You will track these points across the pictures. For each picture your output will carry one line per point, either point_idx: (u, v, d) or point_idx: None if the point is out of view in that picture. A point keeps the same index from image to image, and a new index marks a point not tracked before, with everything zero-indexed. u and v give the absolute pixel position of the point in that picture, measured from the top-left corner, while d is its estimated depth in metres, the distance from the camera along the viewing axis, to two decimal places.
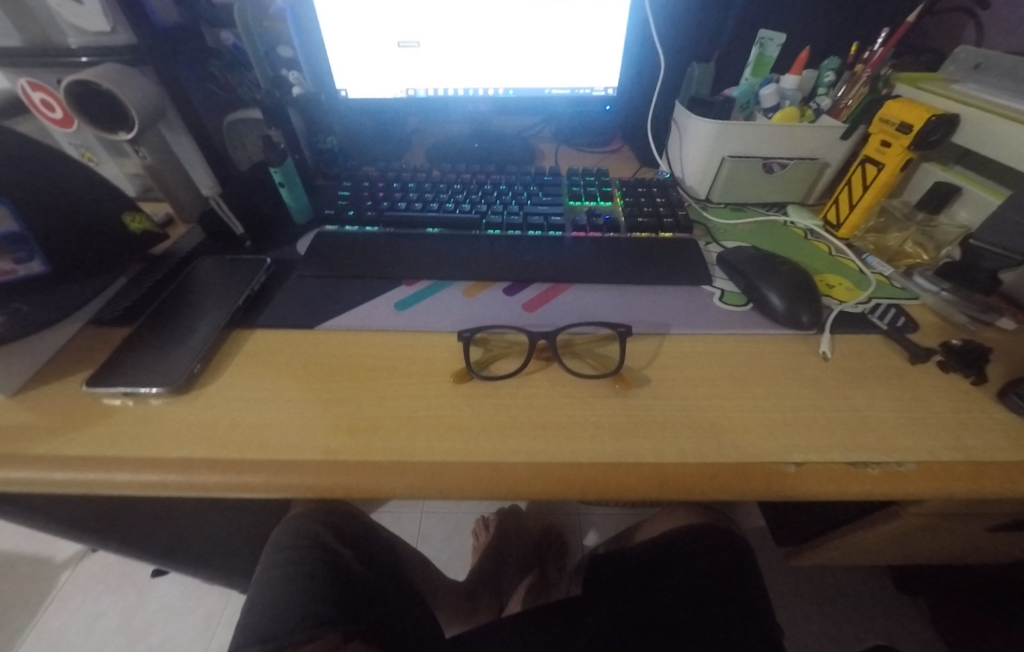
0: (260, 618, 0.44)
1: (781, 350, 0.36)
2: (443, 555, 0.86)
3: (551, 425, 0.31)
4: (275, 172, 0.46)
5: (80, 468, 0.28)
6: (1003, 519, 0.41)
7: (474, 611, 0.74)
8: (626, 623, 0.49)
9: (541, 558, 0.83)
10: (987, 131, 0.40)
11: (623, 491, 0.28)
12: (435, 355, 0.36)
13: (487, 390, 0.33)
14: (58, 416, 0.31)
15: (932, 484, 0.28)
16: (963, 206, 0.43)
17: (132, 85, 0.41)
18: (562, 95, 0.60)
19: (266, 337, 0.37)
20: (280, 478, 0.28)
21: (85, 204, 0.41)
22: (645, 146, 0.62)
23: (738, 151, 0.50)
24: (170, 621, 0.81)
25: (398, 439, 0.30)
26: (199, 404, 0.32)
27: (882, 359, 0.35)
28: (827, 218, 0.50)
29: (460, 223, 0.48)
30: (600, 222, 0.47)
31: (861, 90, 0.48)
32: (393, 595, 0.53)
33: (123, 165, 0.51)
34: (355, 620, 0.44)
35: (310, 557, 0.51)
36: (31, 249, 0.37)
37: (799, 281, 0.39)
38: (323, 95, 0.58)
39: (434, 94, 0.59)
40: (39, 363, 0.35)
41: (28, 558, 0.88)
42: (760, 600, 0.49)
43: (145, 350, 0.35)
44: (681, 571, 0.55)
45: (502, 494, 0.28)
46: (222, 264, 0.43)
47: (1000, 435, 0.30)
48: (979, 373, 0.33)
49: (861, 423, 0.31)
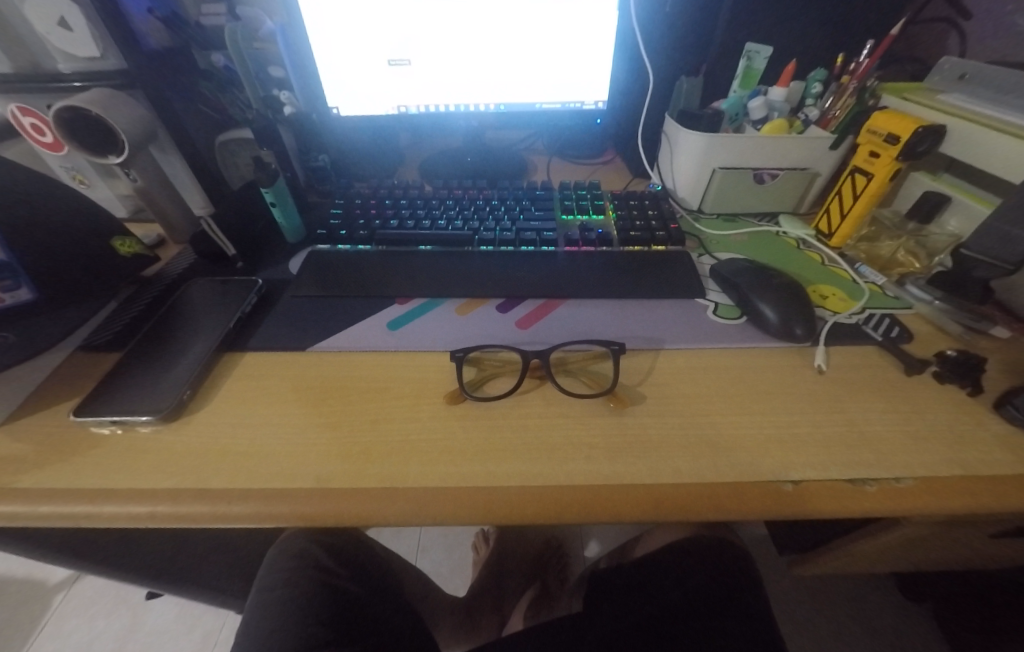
0: (261, 646, 0.43)
1: (776, 363, 0.36)
2: (442, 570, 0.85)
3: (546, 445, 0.30)
4: (267, 192, 0.46)
5: (65, 501, 0.28)
6: (1004, 528, 0.41)
7: (474, 628, 0.73)
8: (627, 636, 0.48)
9: (542, 571, 0.82)
10: (974, 141, 0.41)
11: (619, 514, 0.27)
12: (429, 376, 0.36)
13: (481, 410, 0.33)
14: (45, 446, 0.31)
15: (931, 500, 0.27)
16: (954, 216, 0.43)
17: (122, 109, 0.42)
18: (553, 110, 0.60)
19: (258, 361, 0.37)
20: (271, 507, 0.27)
21: (75, 229, 0.41)
22: (636, 158, 0.62)
23: (728, 163, 0.50)
24: (165, 644, 0.79)
25: (391, 463, 0.29)
26: (189, 431, 0.32)
27: (878, 371, 0.35)
28: (819, 228, 0.50)
29: (453, 239, 0.48)
30: (592, 236, 0.48)
31: (847, 102, 0.48)
32: (392, 614, 0.52)
33: (115, 186, 0.52)
34: (354, 642, 0.45)
35: (307, 578, 0.50)
36: (19, 277, 0.37)
37: (792, 293, 0.39)
38: (315, 114, 0.58)
39: (425, 111, 0.60)
40: (28, 392, 0.34)
41: (19, 581, 0.86)
42: (755, 613, 0.49)
43: (135, 376, 0.34)
44: (682, 583, 0.55)
45: (497, 520, 0.27)
46: (214, 286, 0.43)
47: (998, 447, 0.30)
48: (975, 384, 0.33)
49: (858, 437, 0.31)
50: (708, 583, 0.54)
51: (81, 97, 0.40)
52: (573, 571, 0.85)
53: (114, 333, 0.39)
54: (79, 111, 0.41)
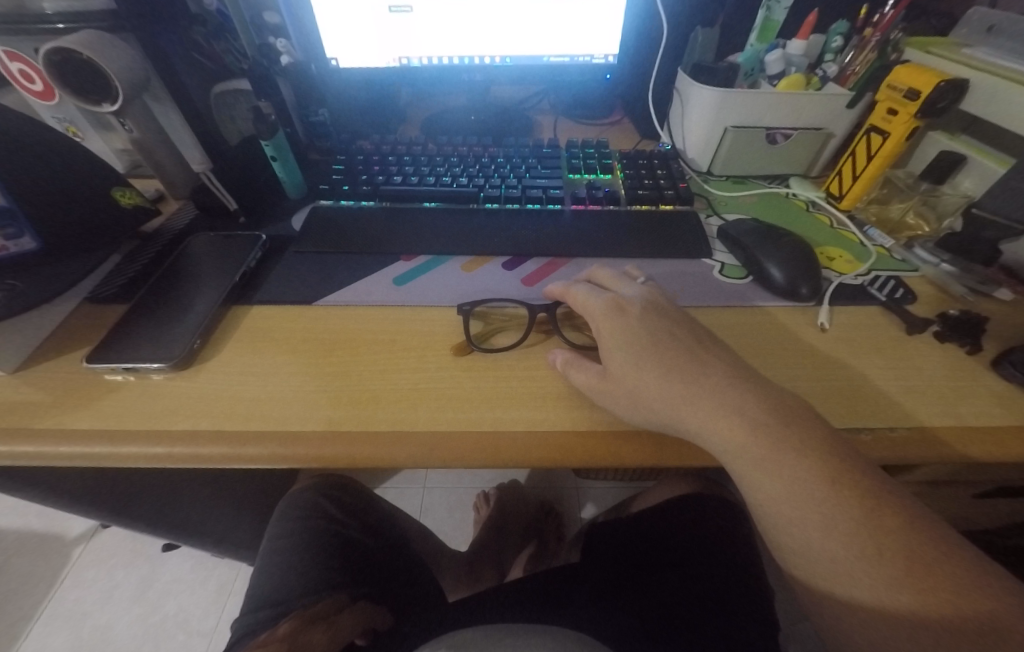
0: (277, 590, 0.48)
1: (780, 322, 0.37)
2: (445, 527, 0.89)
3: (551, 395, 0.31)
4: (267, 145, 0.45)
5: (85, 441, 0.28)
6: (992, 482, 0.43)
7: (476, 578, 0.76)
8: (623, 584, 0.51)
9: (540, 529, 0.85)
10: (998, 97, 0.40)
11: (620, 459, 0.29)
12: (435, 328, 0.36)
13: (489, 362, 0.33)
14: (62, 392, 0.31)
15: (923, 449, 0.28)
16: (968, 176, 0.43)
17: (113, 52, 0.40)
18: (561, 64, 0.58)
19: (265, 313, 0.37)
20: (286, 448, 0.28)
21: (75, 178, 0.40)
22: (646, 116, 0.61)
23: (741, 121, 0.49)
24: (183, 593, 0.84)
25: (400, 409, 0.30)
26: (201, 378, 0.32)
27: (881, 330, 0.36)
28: (830, 190, 0.50)
29: (457, 196, 0.47)
30: (600, 194, 0.47)
31: (869, 56, 0.46)
32: (403, 559, 0.56)
33: (110, 140, 0.50)
34: (365, 583, 0.49)
35: (317, 530, 0.54)
36: (20, 225, 0.36)
37: (801, 253, 0.39)
38: (313, 65, 0.57)
39: (428, 64, 0.58)
40: (40, 339, 0.35)
41: (41, 534, 0.90)
42: (743, 569, 0.53)
43: (145, 326, 0.35)
44: (677, 535, 0.57)
45: (504, 463, 0.28)
46: (218, 239, 0.43)
47: (993, 402, 0.31)
48: (975, 343, 0.33)
49: (857, 392, 0.31)
50: (700, 539, 0.56)
51: (70, 38, 0.38)
52: (570, 529, 0.88)
53: (121, 284, 0.39)
54: (69, 54, 0.39)
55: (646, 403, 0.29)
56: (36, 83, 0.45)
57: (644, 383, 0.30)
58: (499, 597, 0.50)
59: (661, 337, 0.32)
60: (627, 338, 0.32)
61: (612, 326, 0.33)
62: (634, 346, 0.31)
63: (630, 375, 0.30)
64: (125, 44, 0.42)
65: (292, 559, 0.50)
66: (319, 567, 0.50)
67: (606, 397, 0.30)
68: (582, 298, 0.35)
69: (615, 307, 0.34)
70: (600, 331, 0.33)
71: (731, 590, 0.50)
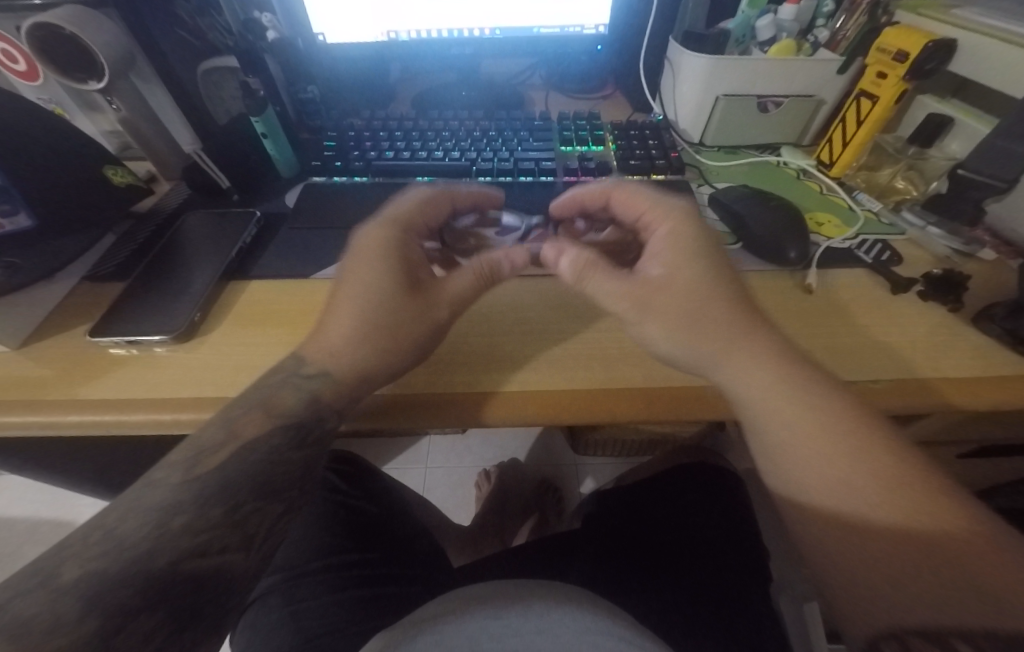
0: (286, 556, 0.50)
1: (769, 285, 0.37)
2: (446, 504, 0.91)
3: (545, 358, 0.32)
4: (257, 122, 0.45)
5: (93, 411, 0.29)
6: (976, 439, 0.44)
7: (479, 547, 0.80)
8: (622, 550, 0.52)
9: (541, 503, 0.87)
10: (986, 57, 0.40)
11: (612, 416, 0.30)
12: (409, 262, 0.34)
13: (468, 292, 0.34)
14: (66, 366, 0.32)
15: (903, 399, 0.29)
16: (955, 138, 0.43)
17: (97, 28, 0.40)
18: (551, 35, 0.57)
19: (263, 287, 0.38)
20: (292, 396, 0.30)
21: (65, 157, 0.40)
22: (639, 88, 0.60)
23: (732, 89, 0.49)
24: None
25: (378, 370, 0.31)
26: (203, 349, 0.33)
27: (867, 291, 0.37)
28: (819, 158, 0.50)
29: (451, 170, 0.47)
30: (591, 165, 0.47)
31: (859, 20, 0.46)
32: (406, 529, 0.57)
33: (98, 122, 0.50)
34: (371, 548, 0.52)
35: (323, 500, 0.55)
36: (14, 200, 0.37)
37: (789, 218, 0.39)
38: (300, 40, 0.56)
39: (417, 37, 0.57)
40: (42, 315, 0.35)
41: (49, 521, 0.91)
42: (739, 531, 0.54)
43: (144, 301, 0.35)
44: (678, 501, 0.58)
45: (503, 422, 0.30)
46: (211, 218, 0.43)
47: (973, 356, 0.32)
48: (957, 300, 0.34)
49: (841, 348, 0.32)
50: (701, 505, 0.57)
51: (53, 14, 0.38)
52: (570, 503, 0.90)
53: (118, 262, 0.39)
54: (52, 30, 0.39)
55: (671, 333, 0.30)
56: (20, 64, 0.45)
57: (692, 288, 0.31)
58: (500, 567, 0.51)
59: (713, 246, 0.33)
60: (694, 243, 0.33)
61: (682, 227, 0.34)
62: (699, 250, 0.33)
63: (689, 280, 0.31)
64: (109, 20, 0.42)
65: (300, 527, 0.53)
66: (326, 533, 0.52)
67: (650, 296, 0.31)
68: (634, 199, 0.37)
69: (689, 212, 0.35)
70: (663, 232, 0.34)
71: (727, 555, 0.51)
